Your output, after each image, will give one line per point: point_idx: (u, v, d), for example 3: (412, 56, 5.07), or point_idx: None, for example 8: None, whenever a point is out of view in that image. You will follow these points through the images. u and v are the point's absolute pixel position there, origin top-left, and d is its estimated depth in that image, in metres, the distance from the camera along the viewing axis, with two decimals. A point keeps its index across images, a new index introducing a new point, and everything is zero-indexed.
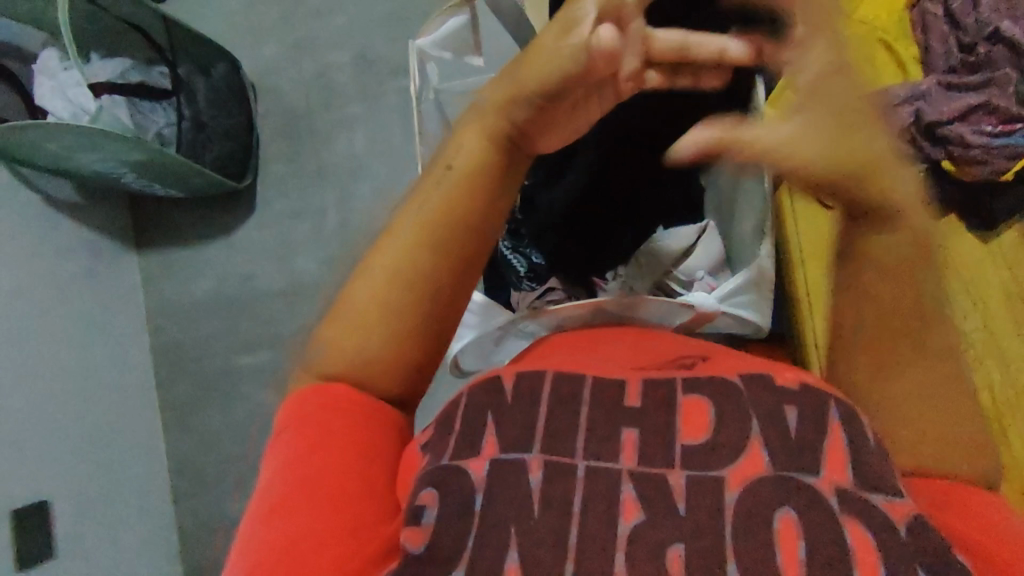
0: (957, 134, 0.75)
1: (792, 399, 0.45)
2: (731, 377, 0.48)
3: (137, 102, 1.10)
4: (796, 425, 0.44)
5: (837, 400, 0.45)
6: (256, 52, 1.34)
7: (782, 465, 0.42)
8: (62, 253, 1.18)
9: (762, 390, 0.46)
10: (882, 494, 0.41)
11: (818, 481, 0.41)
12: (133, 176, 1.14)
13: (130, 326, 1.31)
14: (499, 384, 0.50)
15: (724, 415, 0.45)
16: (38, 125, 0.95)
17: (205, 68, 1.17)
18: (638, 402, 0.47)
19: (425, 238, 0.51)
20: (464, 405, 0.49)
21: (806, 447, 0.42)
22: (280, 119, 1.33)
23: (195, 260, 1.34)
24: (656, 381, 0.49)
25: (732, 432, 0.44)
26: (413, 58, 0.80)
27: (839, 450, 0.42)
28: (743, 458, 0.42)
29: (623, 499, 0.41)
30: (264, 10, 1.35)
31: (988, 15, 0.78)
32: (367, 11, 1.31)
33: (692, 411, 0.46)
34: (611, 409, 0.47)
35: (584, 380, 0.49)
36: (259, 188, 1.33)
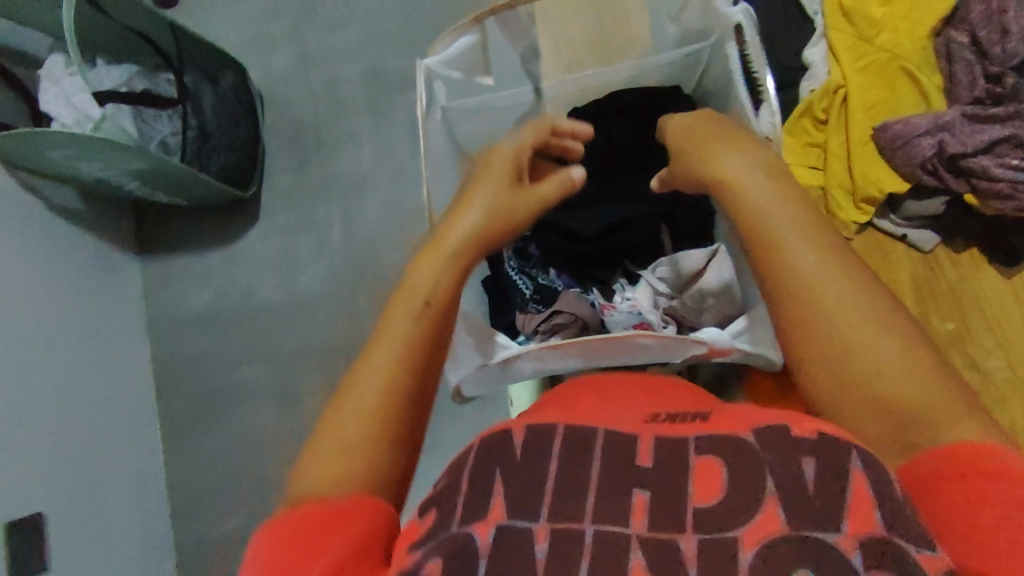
0: (979, 165, 0.84)
1: (809, 452, 0.41)
2: (743, 431, 0.44)
3: (142, 109, 1.09)
4: (814, 479, 0.40)
5: (858, 447, 0.41)
6: (263, 62, 1.34)
7: (801, 522, 0.38)
8: (64, 260, 1.17)
9: (776, 443, 0.42)
10: (911, 544, 0.37)
11: (837, 538, 0.37)
12: (136, 184, 1.13)
13: (130, 336, 1.29)
14: (508, 436, 0.46)
15: (737, 472, 0.41)
16: (41, 132, 0.94)
17: (213, 78, 1.16)
18: (650, 461, 0.43)
19: (418, 348, 0.49)
20: (472, 459, 0.46)
21: (823, 503, 0.39)
22: (286, 130, 1.32)
23: (197, 271, 1.33)
24: (669, 437, 0.45)
25: (747, 490, 0.40)
26: (423, 79, 0.73)
27: (863, 499, 0.39)
28: (758, 515, 0.39)
29: (630, 568, 0.38)
30: (274, 21, 1.34)
31: (1017, 45, 0.85)
32: (377, 25, 1.31)
33: (706, 468, 0.42)
34: (622, 467, 0.43)
35: (594, 434, 0.45)
36: (264, 200, 1.32)
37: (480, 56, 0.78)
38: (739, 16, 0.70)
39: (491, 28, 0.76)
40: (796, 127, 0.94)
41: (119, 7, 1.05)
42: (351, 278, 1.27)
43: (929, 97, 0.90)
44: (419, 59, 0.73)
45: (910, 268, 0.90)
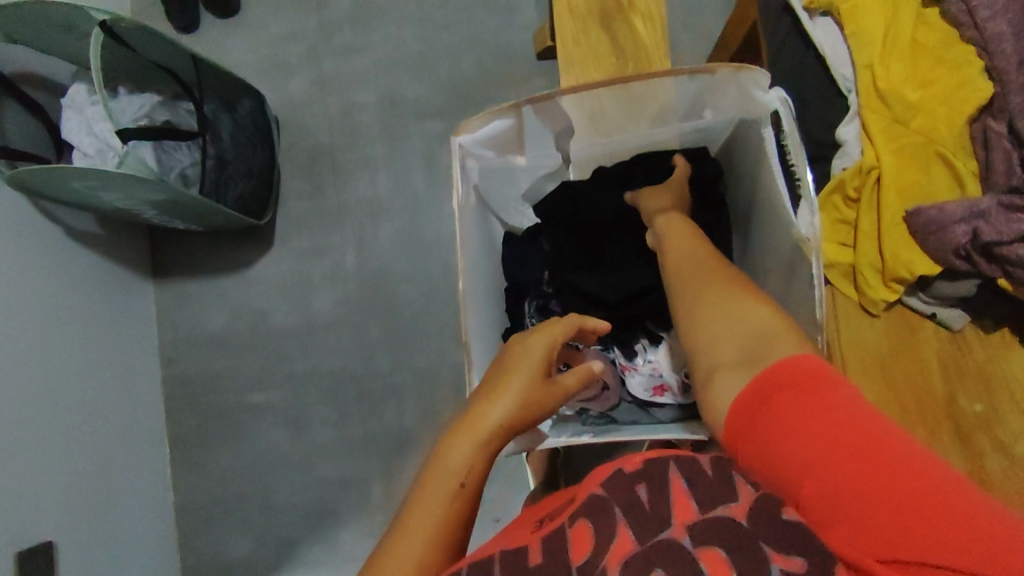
0: (1018, 255, 0.74)
1: (639, 478, 0.45)
2: (593, 489, 0.46)
3: (163, 141, 1.08)
4: (648, 498, 0.43)
5: (675, 459, 0.45)
6: (281, 87, 1.34)
7: (645, 535, 0.42)
8: (80, 286, 1.17)
9: (614, 484, 0.45)
10: (721, 505, 0.42)
11: (670, 531, 0.41)
12: (155, 213, 1.13)
13: (142, 358, 1.29)
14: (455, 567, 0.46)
15: (597, 524, 0.43)
16: (66, 167, 0.94)
17: (231, 105, 1.17)
18: (538, 558, 0.44)
19: (449, 478, 0.53)
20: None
21: (655, 517, 0.42)
22: (302, 155, 1.32)
23: (211, 294, 1.33)
24: (550, 528, 0.46)
25: (603, 531, 0.43)
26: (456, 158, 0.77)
27: (681, 494, 0.43)
28: (614, 539, 0.42)
29: None
30: (292, 46, 1.34)
31: None
32: (394, 53, 1.31)
33: (577, 534, 0.44)
34: (516, 564, 0.44)
35: (489, 555, 0.46)
36: (278, 225, 1.32)
37: (513, 135, 0.79)
38: (777, 103, 0.69)
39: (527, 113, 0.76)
40: (826, 201, 0.86)
41: (142, 40, 1.06)
42: (363, 305, 1.27)
43: (964, 182, 0.80)
44: (453, 138, 0.77)
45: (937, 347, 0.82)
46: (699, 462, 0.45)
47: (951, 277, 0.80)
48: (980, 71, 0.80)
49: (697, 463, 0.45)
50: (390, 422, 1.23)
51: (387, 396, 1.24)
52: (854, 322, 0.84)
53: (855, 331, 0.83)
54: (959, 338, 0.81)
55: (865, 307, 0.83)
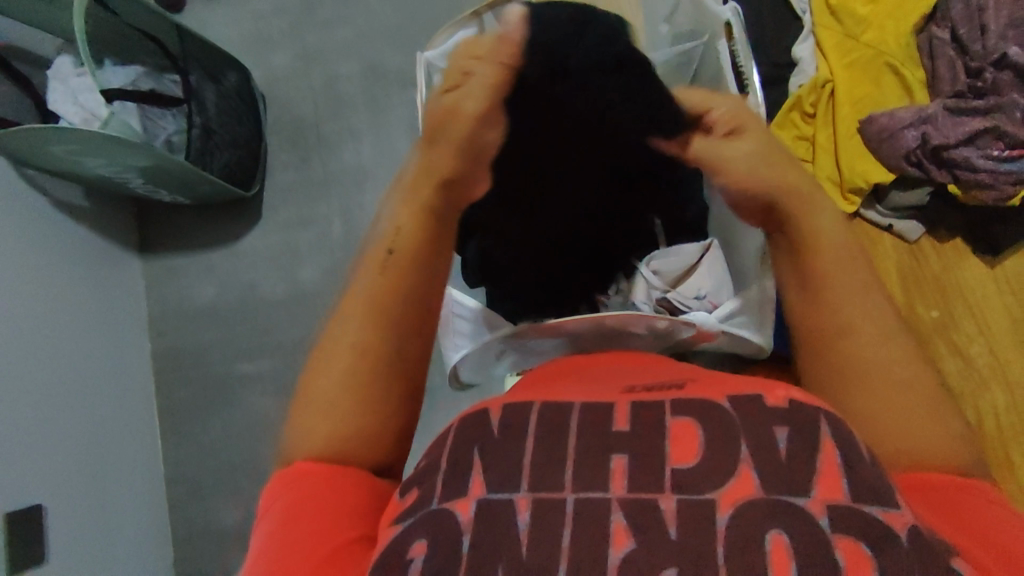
0: (962, 156, 0.85)
1: (782, 421, 0.47)
2: (720, 399, 0.50)
3: (147, 108, 1.10)
4: (785, 446, 0.46)
5: (826, 416, 0.48)
6: (265, 61, 1.36)
7: (772, 485, 0.44)
8: (65, 257, 1.18)
9: (750, 412, 0.48)
10: (877, 505, 0.43)
11: (807, 502, 0.43)
12: (141, 182, 1.15)
13: (131, 331, 1.31)
14: (486, 418, 0.52)
15: (712, 439, 0.47)
16: (48, 128, 0.96)
17: (216, 77, 1.19)
18: (626, 426, 0.49)
19: (377, 301, 0.57)
20: (454, 438, 0.51)
21: (797, 471, 0.44)
22: (287, 128, 1.34)
23: (199, 267, 1.34)
24: (645, 404, 0.51)
25: (720, 455, 0.46)
26: (422, 72, 0.80)
27: (832, 467, 0.45)
28: (734, 481, 0.44)
29: (612, 527, 0.43)
30: (275, 21, 1.36)
31: (997, 42, 0.85)
32: (375, 24, 1.33)
33: (682, 435, 0.47)
34: (599, 434, 0.48)
35: (572, 408, 0.51)
36: (265, 196, 1.33)
37: None
38: (729, 14, 0.74)
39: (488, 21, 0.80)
40: (786, 119, 0.95)
41: (125, 7, 1.07)
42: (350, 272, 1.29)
43: (913, 92, 0.91)
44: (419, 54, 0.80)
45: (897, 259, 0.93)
46: (852, 435, 0.47)
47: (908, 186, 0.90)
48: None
49: (850, 436, 0.47)
50: None
51: None
52: None
53: None
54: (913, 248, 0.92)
55: None
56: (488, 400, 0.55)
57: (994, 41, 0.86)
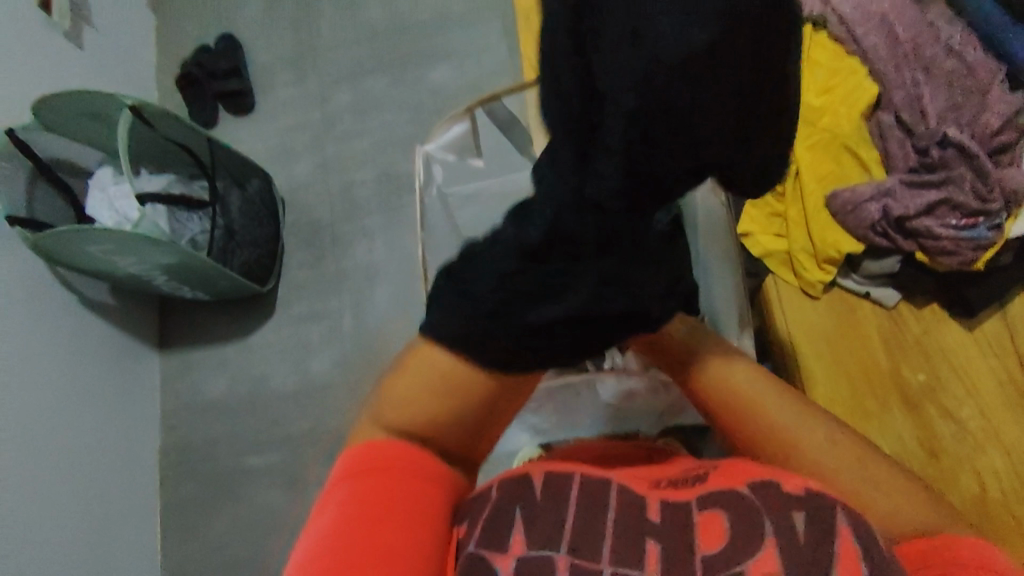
0: (925, 226, 0.87)
1: (799, 505, 0.50)
2: (740, 487, 0.52)
3: (176, 210, 1.19)
4: (804, 530, 0.48)
5: (843, 505, 0.50)
6: (288, 169, 1.47)
7: (793, 568, 0.46)
8: (87, 349, 1.22)
9: (771, 499, 0.50)
10: None
11: None
12: (164, 279, 1.22)
13: (143, 426, 1.32)
14: (528, 481, 0.55)
15: (737, 526, 0.49)
16: (84, 229, 1.04)
17: (242, 183, 1.28)
18: (658, 519, 0.51)
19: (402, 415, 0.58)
20: (497, 495, 0.55)
21: (818, 556, 0.47)
22: (304, 229, 1.42)
23: (213, 361, 1.38)
24: (676, 500, 0.53)
25: (744, 543, 0.48)
26: (421, 162, 0.89)
27: (851, 553, 0.47)
28: (756, 560, 0.47)
29: None
30: (298, 134, 1.49)
31: (937, 124, 0.89)
32: (388, 135, 1.44)
33: (708, 522, 0.50)
34: (635, 521, 0.51)
35: (610, 484, 0.54)
36: (280, 292, 1.39)
37: (471, 142, 0.90)
38: None
39: (480, 118, 0.92)
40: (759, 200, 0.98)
41: (164, 124, 1.19)
42: (360, 365, 1.31)
43: (869, 167, 0.93)
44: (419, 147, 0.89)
45: (877, 323, 0.91)
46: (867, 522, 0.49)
47: (878, 255, 0.91)
48: (864, 76, 0.93)
49: (866, 524, 0.49)
50: None
51: None
52: (796, 305, 0.94)
53: (796, 312, 0.94)
54: (894, 314, 0.91)
55: (805, 291, 0.94)
56: (526, 467, 0.58)
57: (935, 121, 0.89)
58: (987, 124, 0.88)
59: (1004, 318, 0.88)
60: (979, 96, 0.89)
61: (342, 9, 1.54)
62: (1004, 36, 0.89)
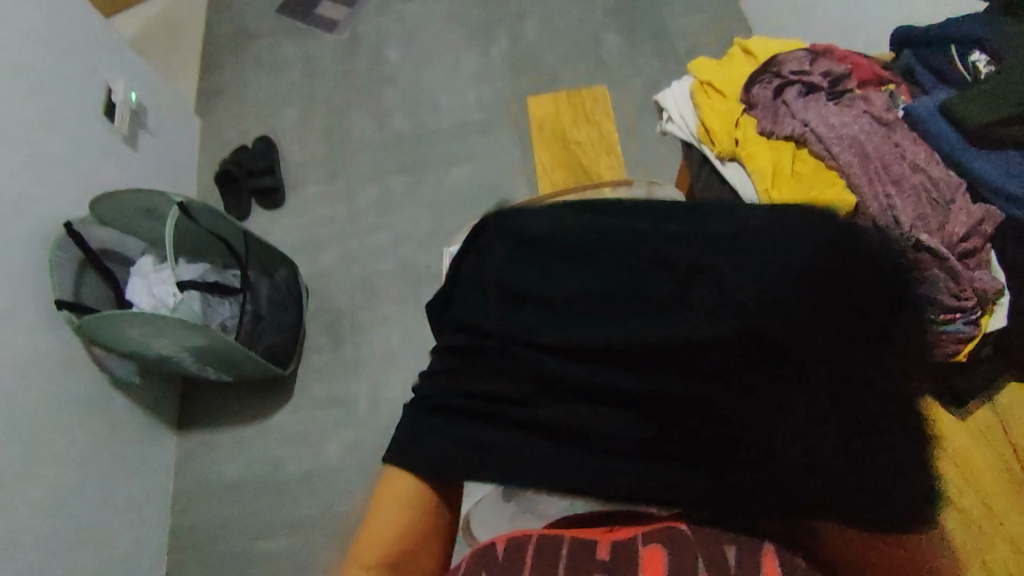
0: None
1: (731, 540, 0.52)
2: (681, 523, 0.55)
3: (209, 296, 1.26)
4: (736, 564, 0.51)
5: (774, 538, 0.52)
6: (313, 260, 1.56)
7: None
8: (114, 428, 1.25)
9: (704, 534, 0.53)
10: None
11: None
12: (192, 360, 1.27)
13: (156, 508, 1.32)
14: (491, 548, 0.57)
15: (674, 562, 0.51)
16: (127, 313, 1.11)
17: (270, 272, 1.35)
18: (605, 557, 0.53)
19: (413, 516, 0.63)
20: (464, 566, 0.57)
21: None
22: (326, 316, 1.49)
23: (230, 444, 1.40)
24: (619, 537, 0.55)
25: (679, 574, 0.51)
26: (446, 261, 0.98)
27: None
28: None
29: None
30: (325, 228, 1.59)
31: (910, 228, 0.94)
32: (410, 230, 1.54)
33: (648, 560, 0.52)
34: (579, 562, 0.53)
35: (560, 538, 0.55)
36: (300, 376, 1.44)
37: None
38: None
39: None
40: None
41: (204, 218, 1.29)
42: (375, 450, 1.33)
43: None
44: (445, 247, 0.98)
45: None
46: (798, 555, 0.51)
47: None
48: (842, 187, 1.00)
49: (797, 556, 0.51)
50: None
51: None
52: None
53: None
54: None
55: None
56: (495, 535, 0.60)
57: (908, 227, 0.94)
58: (954, 231, 0.93)
59: (994, 410, 1.10)
60: (946, 206, 0.95)
61: (371, 117, 1.69)
62: (962, 157, 0.96)
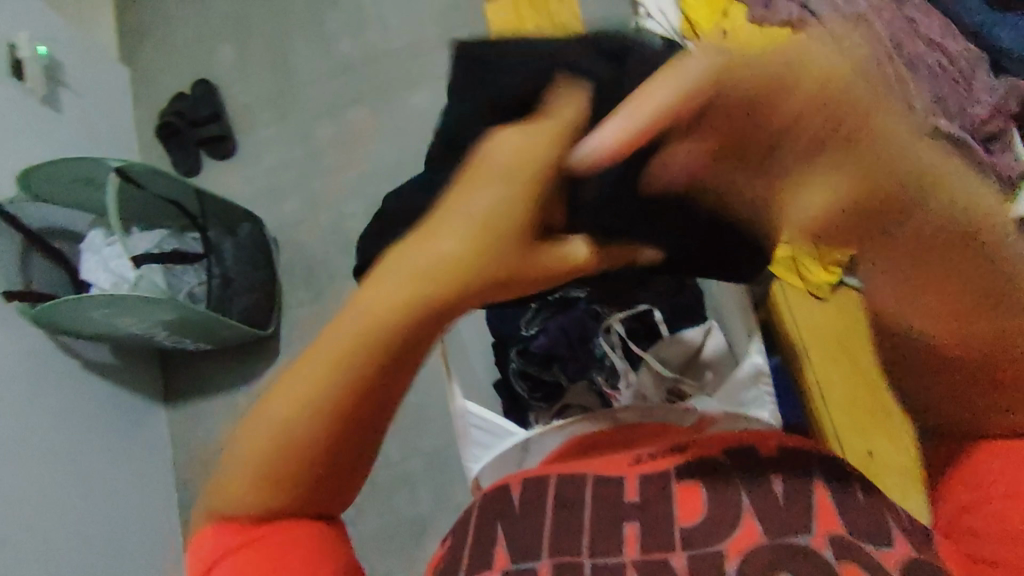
0: None
1: (777, 469, 0.51)
2: (719, 455, 0.53)
3: (172, 265, 1.18)
4: (783, 492, 0.49)
5: (821, 459, 0.52)
6: (275, 210, 1.46)
7: (774, 529, 0.47)
8: (92, 415, 1.21)
9: (747, 462, 0.52)
10: (873, 542, 0.46)
11: (809, 538, 0.46)
12: (165, 334, 1.20)
13: (158, 482, 1.29)
14: (507, 494, 0.55)
15: (714, 496, 0.50)
16: (84, 297, 1.05)
17: (232, 229, 1.26)
18: (636, 497, 0.52)
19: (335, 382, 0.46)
20: (476, 511, 0.56)
21: (796, 515, 0.47)
22: (298, 267, 1.40)
23: (221, 409, 1.35)
24: (653, 471, 0.54)
25: (723, 507, 0.49)
26: None
27: (827, 507, 0.48)
28: (738, 529, 0.47)
29: (625, 534, 0.50)
30: (285, 172, 1.48)
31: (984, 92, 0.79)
32: (373, 164, 1.42)
33: (687, 495, 0.51)
34: (611, 506, 0.53)
35: (585, 480, 0.55)
36: (282, 333, 1.36)
37: None
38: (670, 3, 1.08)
39: None
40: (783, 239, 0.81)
41: (152, 182, 1.19)
42: None
43: None
44: None
45: None
46: (846, 476, 0.50)
47: None
48: None
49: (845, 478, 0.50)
50: (407, 511, 1.24)
51: (399, 485, 1.26)
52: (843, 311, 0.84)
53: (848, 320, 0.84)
54: None
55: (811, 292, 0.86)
56: (509, 477, 0.59)
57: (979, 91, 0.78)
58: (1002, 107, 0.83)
59: None
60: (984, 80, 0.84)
61: (315, 44, 1.53)
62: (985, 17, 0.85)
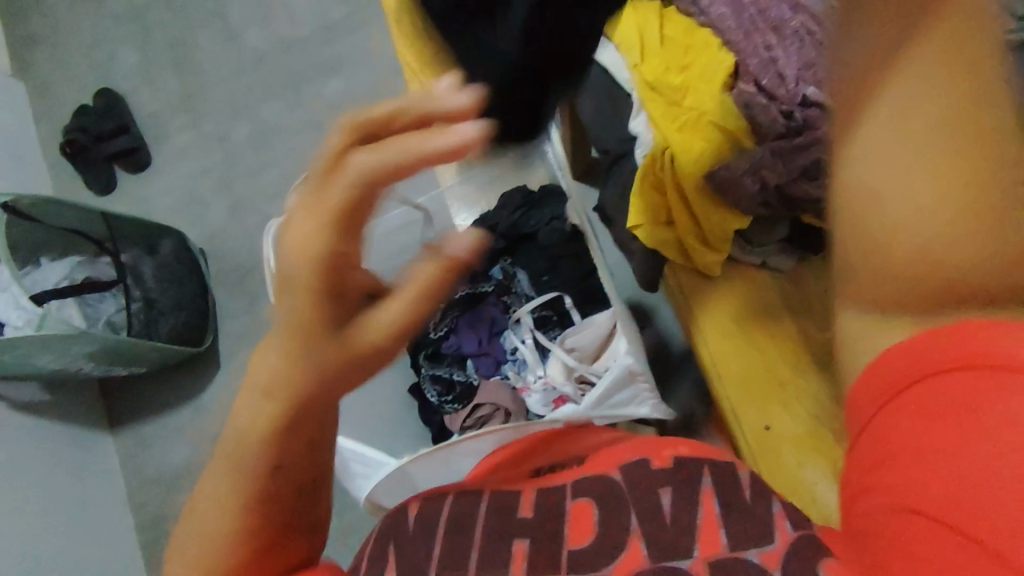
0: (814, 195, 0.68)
1: (666, 482, 0.55)
2: (612, 471, 0.58)
3: (84, 295, 1.15)
4: (670, 507, 0.53)
5: (710, 468, 0.56)
6: (198, 220, 1.40)
7: (658, 553, 0.50)
8: (28, 456, 1.16)
9: (640, 481, 0.56)
10: (755, 548, 0.49)
11: (691, 563, 0.49)
12: (92, 365, 1.16)
13: (112, 511, 1.26)
14: (402, 515, 0.57)
15: (605, 518, 0.54)
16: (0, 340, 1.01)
17: (151, 248, 1.22)
18: (530, 512, 0.56)
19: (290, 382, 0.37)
20: (374, 537, 0.57)
21: (677, 537, 0.51)
22: (229, 276, 1.36)
23: (168, 429, 1.32)
24: (548, 488, 0.58)
25: (612, 535, 0.52)
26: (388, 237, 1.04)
27: (711, 518, 0.51)
28: (623, 556, 0.51)
29: (516, 552, 0.53)
30: (204, 179, 1.42)
31: None
32: (294, 162, 1.37)
33: (579, 516, 0.55)
34: (506, 520, 0.55)
35: (480, 498, 0.57)
36: (221, 346, 1.32)
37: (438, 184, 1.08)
38: None
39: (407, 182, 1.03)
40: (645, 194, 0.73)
41: (51, 211, 1.15)
42: None
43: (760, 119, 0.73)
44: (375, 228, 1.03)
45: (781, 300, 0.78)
46: (734, 482, 0.54)
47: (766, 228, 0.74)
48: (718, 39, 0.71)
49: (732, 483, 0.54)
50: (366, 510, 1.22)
51: None
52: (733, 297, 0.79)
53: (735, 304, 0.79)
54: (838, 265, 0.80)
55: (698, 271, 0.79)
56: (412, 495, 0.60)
57: None
58: None
59: None
60: None
61: (221, 41, 1.46)
62: None
